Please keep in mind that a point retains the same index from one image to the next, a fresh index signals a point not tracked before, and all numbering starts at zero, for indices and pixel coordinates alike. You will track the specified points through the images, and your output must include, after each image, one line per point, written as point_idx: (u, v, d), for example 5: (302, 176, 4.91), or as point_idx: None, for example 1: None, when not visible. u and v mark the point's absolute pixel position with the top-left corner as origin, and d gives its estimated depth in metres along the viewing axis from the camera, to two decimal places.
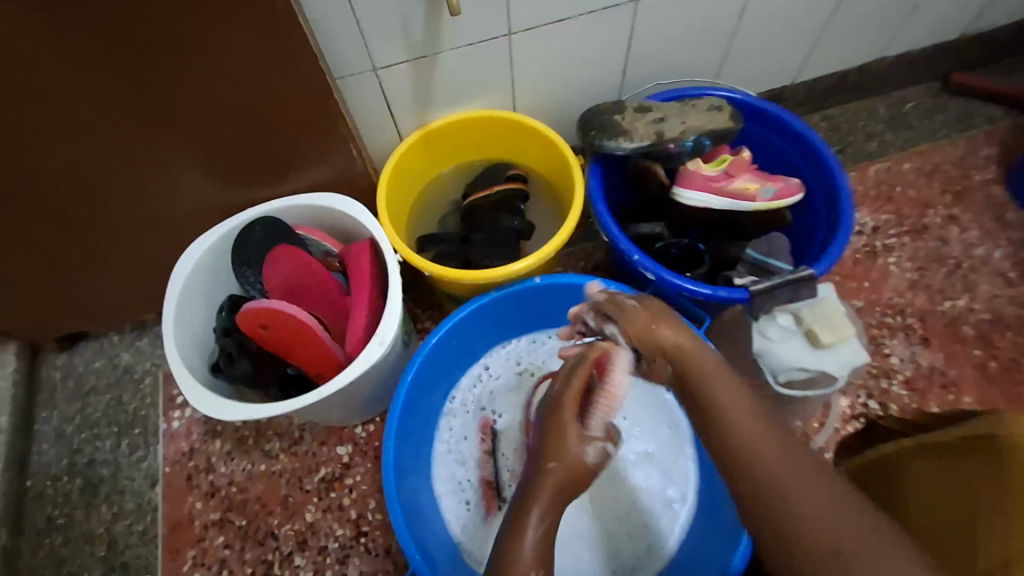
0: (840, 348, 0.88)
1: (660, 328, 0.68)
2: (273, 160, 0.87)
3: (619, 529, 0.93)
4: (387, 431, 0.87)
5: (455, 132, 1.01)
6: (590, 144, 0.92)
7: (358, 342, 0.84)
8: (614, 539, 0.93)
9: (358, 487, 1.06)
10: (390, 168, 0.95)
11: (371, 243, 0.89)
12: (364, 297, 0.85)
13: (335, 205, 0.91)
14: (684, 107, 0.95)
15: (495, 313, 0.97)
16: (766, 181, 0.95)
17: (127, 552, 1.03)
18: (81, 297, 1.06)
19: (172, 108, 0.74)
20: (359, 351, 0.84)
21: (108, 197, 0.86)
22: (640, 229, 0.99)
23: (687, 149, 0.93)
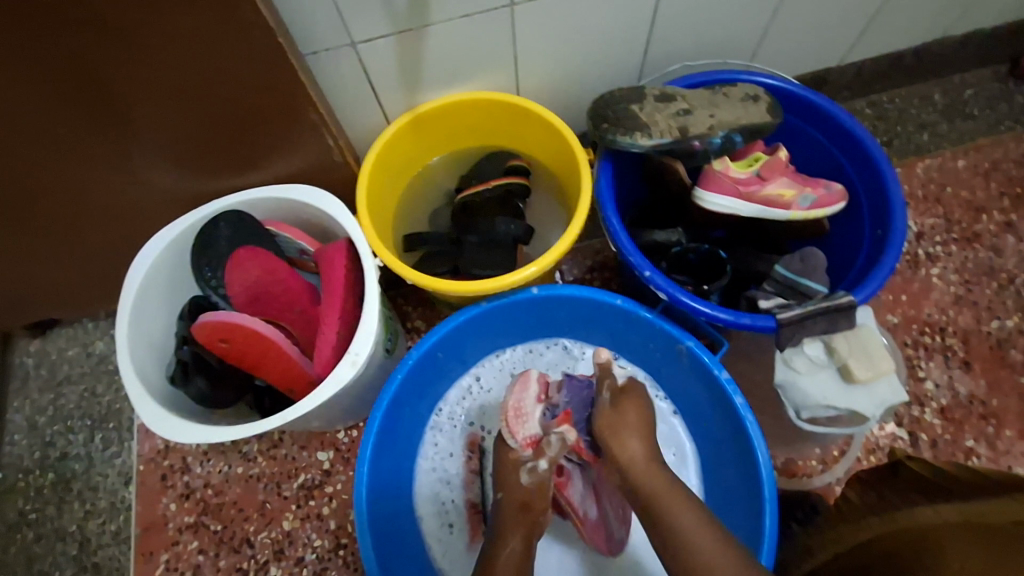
0: (875, 385, 0.78)
1: (628, 437, 0.76)
2: (236, 148, 0.77)
3: (614, 566, 0.87)
4: (360, 455, 0.79)
5: (449, 116, 0.90)
6: (602, 138, 0.80)
7: (329, 360, 0.76)
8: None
9: (338, 496, 1.00)
10: (373, 156, 0.84)
11: (347, 244, 0.79)
12: (335, 311, 0.77)
13: (309, 201, 0.81)
14: (714, 97, 0.82)
15: (487, 324, 0.88)
16: (804, 187, 0.83)
17: (100, 552, 0.99)
18: (44, 286, 0.99)
19: (111, 93, 0.64)
20: (331, 369, 0.76)
21: (54, 186, 0.77)
22: (655, 238, 0.88)
23: (714, 146, 0.81)
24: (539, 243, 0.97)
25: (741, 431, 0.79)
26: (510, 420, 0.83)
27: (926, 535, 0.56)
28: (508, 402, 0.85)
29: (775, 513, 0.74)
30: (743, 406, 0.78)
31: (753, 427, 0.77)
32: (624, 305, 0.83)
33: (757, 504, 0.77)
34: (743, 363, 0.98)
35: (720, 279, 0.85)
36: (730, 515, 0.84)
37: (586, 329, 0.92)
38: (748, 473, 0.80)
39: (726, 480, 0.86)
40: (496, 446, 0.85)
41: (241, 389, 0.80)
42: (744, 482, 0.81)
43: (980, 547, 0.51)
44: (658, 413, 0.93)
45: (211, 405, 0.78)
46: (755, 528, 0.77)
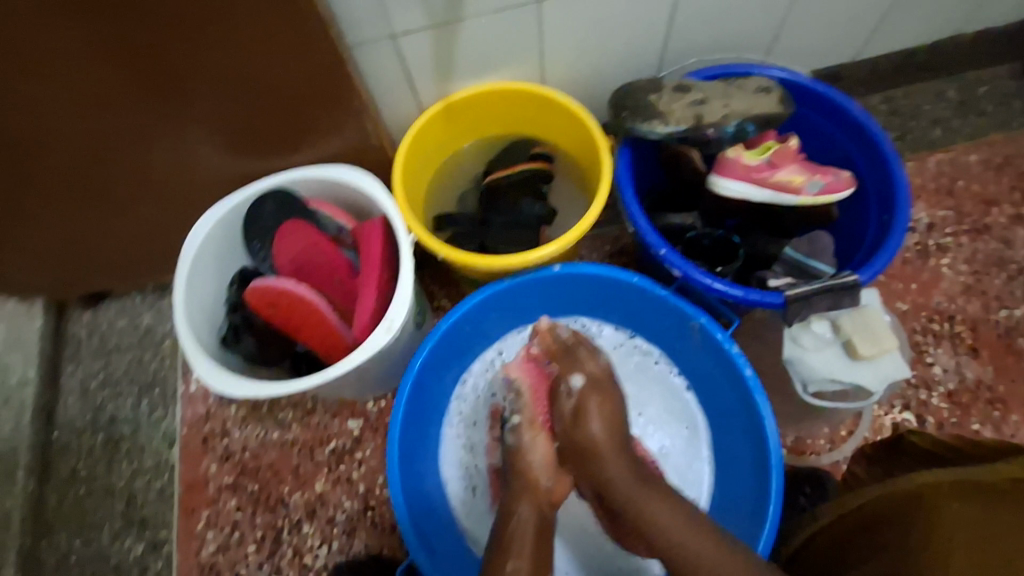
0: (878, 361, 0.82)
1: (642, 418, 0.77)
2: (282, 128, 0.83)
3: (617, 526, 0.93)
4: (393, 416, 0.85)
5: (477, 105, 0.96)
6: (621, 125, 0.85)
7: (366, 327, 0.82)
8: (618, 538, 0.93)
9: (367, 462, 1.06)
10: (408, 141, 0.90)
11: (383, 221, 0.86)
12: (372, 280, 0.83)
13: (348, 180, 0.88)
14: (729, 88, 0.87)
15: (512, 300, 0.94)
16: (814, 173, 0.88)
17: (146, 507, 1.07)
18: (101, 259, 1.07)
19: (178, 77, 0.71)
20: (368, 336, 0.83)
21: (121, 163, 0.84)
22: (668, 222, 0.95)
23: (727, 135, 0.86)
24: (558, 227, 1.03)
25: (750, 403, 0.84)
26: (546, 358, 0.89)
27: (920, 495, 0.56)
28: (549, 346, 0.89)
29: (780, 478, 0.79)
30: (753, 378, 0.83)
31: (760, 397, 0.82)
32: (640, 283, 0.88)
33: (764, 471, 0.82)
34: (755, 344, 1.02)
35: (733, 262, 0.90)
36: (738, 483, 0.89)
37: (605, 307, 0.97)
38: (755, 442, 0.84)
39: (735, 451, 0.90)
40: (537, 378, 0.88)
41: (285, 352, 0.87)
42: (752, 452, 0.86)
43: (974, 505, 0.51)
44: (673, 389, 0.98)
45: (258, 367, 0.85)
46: (761, 495, 0.82)
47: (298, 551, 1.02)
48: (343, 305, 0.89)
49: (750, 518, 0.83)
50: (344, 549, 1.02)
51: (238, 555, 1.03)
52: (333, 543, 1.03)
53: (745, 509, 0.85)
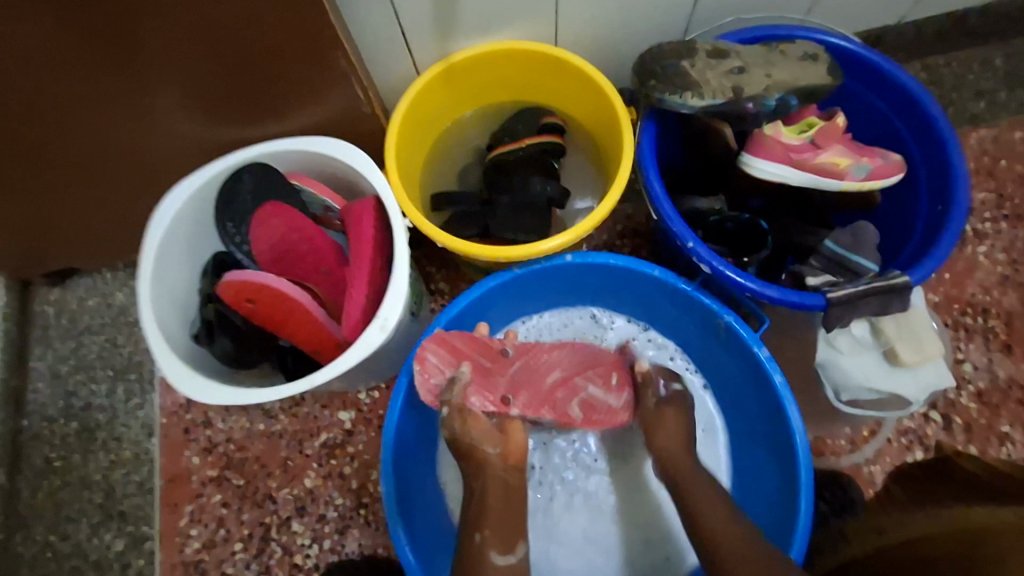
0: (921, 370, 0.75)
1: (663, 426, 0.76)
2: (259, 93, 0.72)
3: (648, 512, 0.85)
4: (387, 417, 0.78)
5: (480, 69, 0.85)
6: (648, 96, 0.74)
7: (358, 324, 0.73)
8: (668, 508, 0.85)
9: (360, 456, 1.00)
10: (404, 108, 0.79)
11: (376, 203, 0.76)
12: (363, 273, 0.74)
13: (335, 154, 0.77)
14: (771, 54, 0.75)
15: (519, 292, 0.86)
16: (861, 155, 0.78)
17: (126, 501, 1.01)
18: (63, 234, 0.97)
19: (134, 36, 0.60)
20: (360, 334, 0.73)
21: (75, 133, 0.74)
22: (695, 206, 0.84)
23: (767, 110, 0.74)
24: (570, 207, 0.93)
25: (777, 411, 0.77)
26: (454, 350, 0.74)
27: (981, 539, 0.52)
28: (451, 337, 0.75)
29: (809, 496, 0.72)
30: (783, 385, 0.76)
31: (790, 406, 0.75)
32: (661, 275, 0.80)
33: (790, 485, 0.76)
34: (777, 338, 0.95)
35: (762, 252, 0.81)
36: (759, 493, 0.82)
37: (621, 299, 0.89)
38: (780, 454, 0.78)
39: (755, 458, 0.84)
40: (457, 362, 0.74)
41: (266, 351, 0.78)
42: (776, 462, 0.79)
43: None
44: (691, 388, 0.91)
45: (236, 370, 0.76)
46: (787, 513, 0.75)
47: (288, 550, 0.97)
48: (329, 296, 0.78)
49: (773, 534, 0.77)
50: (337, 548, 0.97)
51: (225, 552, 0.97)
52: (325, 541, 0.97)
53: (767, 524, 0.79)
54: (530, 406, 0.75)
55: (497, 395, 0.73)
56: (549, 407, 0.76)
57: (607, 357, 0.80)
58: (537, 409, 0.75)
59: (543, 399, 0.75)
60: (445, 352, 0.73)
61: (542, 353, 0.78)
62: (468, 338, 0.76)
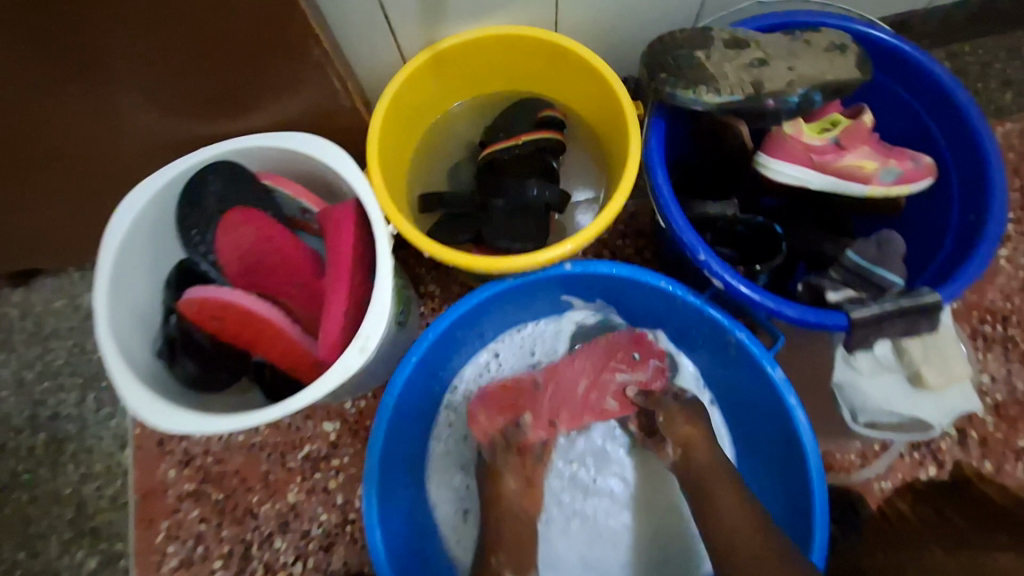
0: (945, 393, 0.70)
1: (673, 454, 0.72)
2: (223, 88, 0.64)
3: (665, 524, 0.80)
4: (371, 439, 0.72)
5: (472, 57, 0.77)
6: (656, 91, 0.67)
7: (336, 344, 0.66)
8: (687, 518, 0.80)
9: (345, 470, 0.95)
10: (387, 101, 0.72)
11: (356, 208, 0.69)
12: (341, 289, 0.67)
13: (311, 153, 0.70)
14: (794, 44, 0.68)
15: (512, 300, 0.80)
16: (888, 158, 0.71)
17: (98, 517, 0.95)
18: (22, 234, 0.89)
19: (73, 26, 0.52)
20: (338, 356, 0.67)
21: (19, 132, 0.66)
22: (707, 210, 0.76)
23: (790, 107, 0.67)
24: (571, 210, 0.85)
25: (791, 434, 0.71)
26: (490, 401, 0.79)
27: None
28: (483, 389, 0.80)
29: (824, 528, 0.67)
30: (798, 409, 0.70)
31: (805, 429, 0.70)
32: (668, 287, 0.74)
33: (804, 514, 0.70)
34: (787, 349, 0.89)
35: (775, 260, 0.76)
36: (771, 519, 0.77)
37: (622, 306, 0.82)
38: (795, 479, 0.72)
39: (767, 480, 0.78)
40: (499, 404, 0.78)
41: (238, 372, 0.71)
42: (790, 487, 0.73)
43: None
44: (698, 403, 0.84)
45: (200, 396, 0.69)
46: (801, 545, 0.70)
47: (270, 568, 0.92)
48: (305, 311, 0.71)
49: None
50: (321, 566, 0.92)
51: (204, 570, 0.93)
52: (309, 559, 0.92)
53: None
54: (574, 415, 0.81)
55: (544, 422, 0.78)
56: (588, 412, 0.81)
57: (622, 340, 0.81)
58: (581, 416, 0.81)
59: (582, 406, 0.81)
60: (490, 406, 0.78)
61: (563, 369, 0.81)
62: (501, 386, 0.80)
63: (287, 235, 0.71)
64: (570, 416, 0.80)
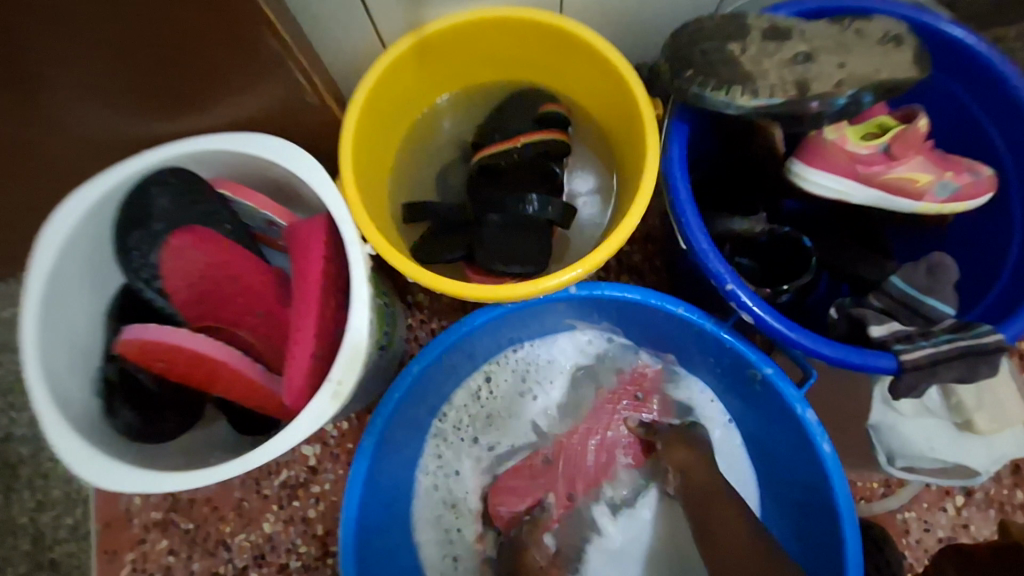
0: (997, 438, 0.62)
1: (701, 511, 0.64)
2: (165, 90, 0.53)
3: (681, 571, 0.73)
4: (350, 480, 0.64)
5: (461, 43, 0.66)
6: (680, 90, 0.57)
7: (302, 392, 0.57)
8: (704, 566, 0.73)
9: (326, 498, 0.87)
10: (363, 97, 0.61)
11: (327, 224, 0.59)
12: (309, 328, 0.57)
13: (273, 159, 0.59)
14: (844, 35, 0.58)
15: (508, 321, 0.70)
16: (944, 169, 0.62)
17: (58, 548, 0.87)
18: None
19: None
20: (306, 404, 0.57)
21: None
22: (732, 228, 0.66)
23: (834, 109, 0.56)
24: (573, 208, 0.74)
25: (822, 480, 0.63)
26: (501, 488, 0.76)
27: None
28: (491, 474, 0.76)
29: None
30: (832, 456, 0.62)
31: (839, 478, 0.61)
32: (687, 314, 0.65)
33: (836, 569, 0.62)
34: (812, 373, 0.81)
35: (803, 279, 0.67)
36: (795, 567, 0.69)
37: (633, 329, 0.74)
38: (822, 528, 0.64)
39: (788, 527, 0.70)
40: (511, 486, 0.76)
41: (185, 421, 0.64)
42: (819, 537, 0.65)
43: None
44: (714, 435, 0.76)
45: (149, 446, 0.61)
46: None
47: None
48: (268, 345, 0.62)
49: None
50: None
51: None
52: None
53: None
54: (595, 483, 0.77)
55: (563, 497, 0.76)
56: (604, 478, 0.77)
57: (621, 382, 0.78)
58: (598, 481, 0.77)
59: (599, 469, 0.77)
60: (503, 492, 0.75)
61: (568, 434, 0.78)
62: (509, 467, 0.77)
63: (244, 259, 0.61)
64: (589, 483, 0.76)
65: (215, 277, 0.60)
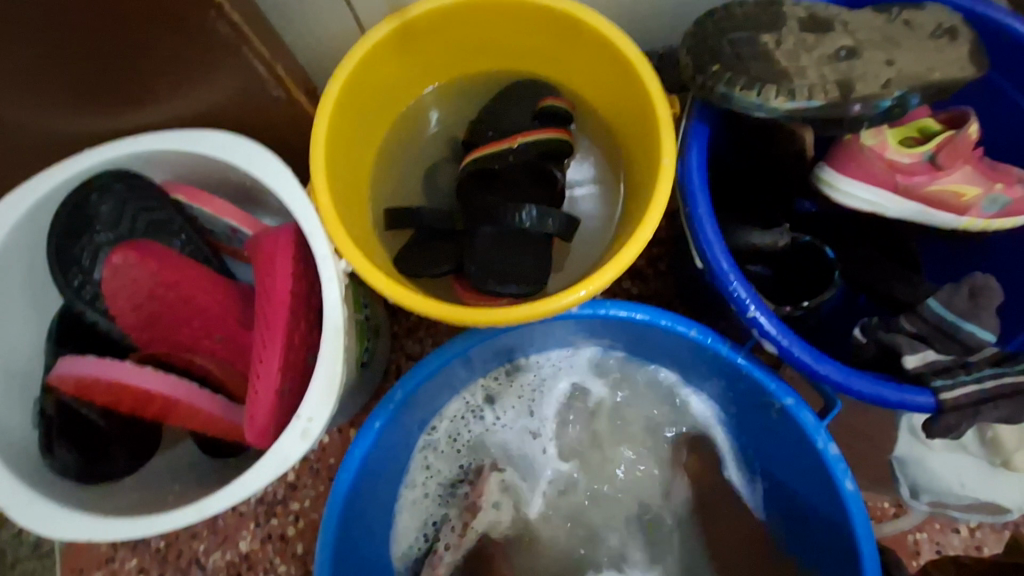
0: None
1: None
2: (98, 85, 0.46)
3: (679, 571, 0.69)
4: (330, 501, 0.58)
5: (448, 26, 0.58)
6: (703, 89, 0.50)
7: (266, 430, 0.50)
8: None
9: (306, 515, 0.81)
10: (335, 89, 0.53)
11: (294, 236, 0.52)
12: (274, 359, 0.50)
13: (231, 160, 0.52)
14: (890, 26, 0.50)
15: (509, 334, 0.64)
16: (993, 181, 0.55)
17: (19, 566, 0.82)
18: None
19: None
20: (270, 443, 0.51)
21: None
22: (752, 241, 0.59)
23: (878, 114, 0.49)
24: (569, 200, 0.67)
25: (839, 515, 0.57)
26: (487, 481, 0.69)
27: None
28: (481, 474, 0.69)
29: None
30: (854, 493, 0.56)
31: (861, 518, 0.55)
32: (700, 337, 0.59)
33: None
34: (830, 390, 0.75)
35: (826, 294, 0.61)
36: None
37: (640, 346, 0.67)
38: (839, 558, 0.59)
39: (793, 558, 0.65)
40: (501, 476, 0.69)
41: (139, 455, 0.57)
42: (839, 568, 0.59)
43: None
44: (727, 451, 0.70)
45: (99, 486, 0.54)
46: None
47: None
48: (230, 370, 0.56)
49: None
50: None
51: None
52: None
53: None
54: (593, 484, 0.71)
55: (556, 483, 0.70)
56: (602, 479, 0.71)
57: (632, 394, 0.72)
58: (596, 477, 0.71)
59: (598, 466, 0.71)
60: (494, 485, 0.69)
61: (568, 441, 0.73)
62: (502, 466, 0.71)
63: (200, 276, 0.54)
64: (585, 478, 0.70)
65: (165, 298, 0.53)
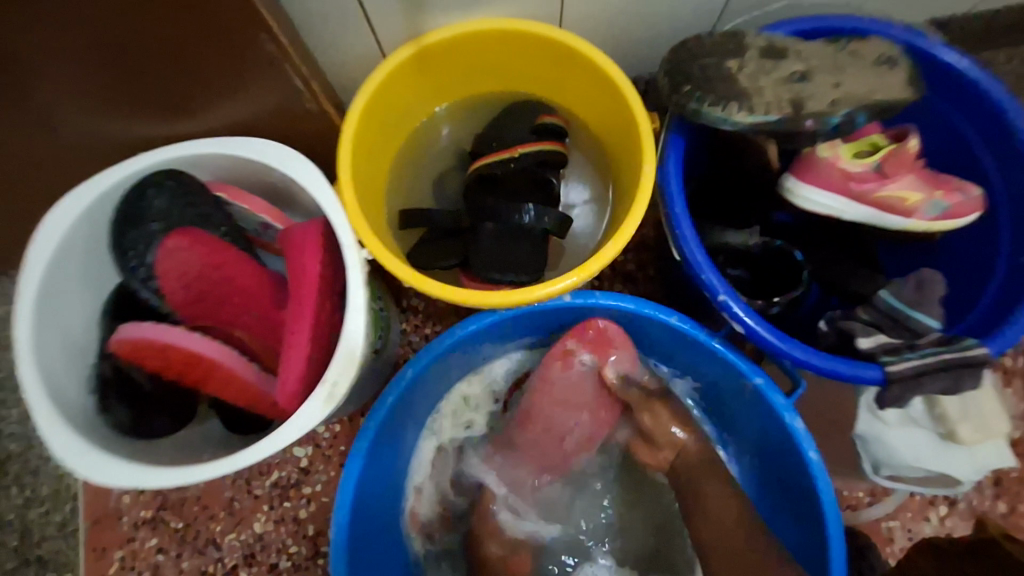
0: (980, 448, 0.66)
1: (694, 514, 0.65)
2: (162, 95, 0.54)
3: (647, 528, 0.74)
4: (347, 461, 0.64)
5: (460, 52, 0.67)
6: (678, 107, 0.58)
7: (294, 394, 0.57)
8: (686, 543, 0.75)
9: (317, 498, 0.87)
10: (362, 103, 0.61)
11: (324, 228, 0.60)
12: (303, 332, 0.57)
13: (270, 163, 0.60)
14: (838, 55, 0.59)
15: (514, 321, 0.70)
16: (934, 189, 0.63)
17: (45, 545, 0.87)
18: None
19: None
20: (297, 407, 0.58)
21: None
22: (726, 241, 0.68)
23: (828, 129, 0.57)
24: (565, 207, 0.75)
25: (808, 483, 0.63)
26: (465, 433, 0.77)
27: None
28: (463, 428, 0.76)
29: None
30: (818, 463, 0.62)
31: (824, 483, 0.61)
32: (680, 323, 0.66)
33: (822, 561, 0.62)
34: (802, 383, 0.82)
35: (794, 290, 0.68)
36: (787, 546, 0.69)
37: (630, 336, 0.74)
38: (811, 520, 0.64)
39: (773, 520, 0.71)
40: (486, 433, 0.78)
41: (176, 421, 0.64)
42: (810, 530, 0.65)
43: None
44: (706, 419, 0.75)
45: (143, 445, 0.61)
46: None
47: None
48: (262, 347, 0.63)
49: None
50: None
51: None
52: None
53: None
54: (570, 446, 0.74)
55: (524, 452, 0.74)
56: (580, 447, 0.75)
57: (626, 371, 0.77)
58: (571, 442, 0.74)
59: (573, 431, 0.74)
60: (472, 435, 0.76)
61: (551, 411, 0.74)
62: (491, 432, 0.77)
63: (239, 263, 0.62)
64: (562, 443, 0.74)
65: (211, 279, 0.61)
